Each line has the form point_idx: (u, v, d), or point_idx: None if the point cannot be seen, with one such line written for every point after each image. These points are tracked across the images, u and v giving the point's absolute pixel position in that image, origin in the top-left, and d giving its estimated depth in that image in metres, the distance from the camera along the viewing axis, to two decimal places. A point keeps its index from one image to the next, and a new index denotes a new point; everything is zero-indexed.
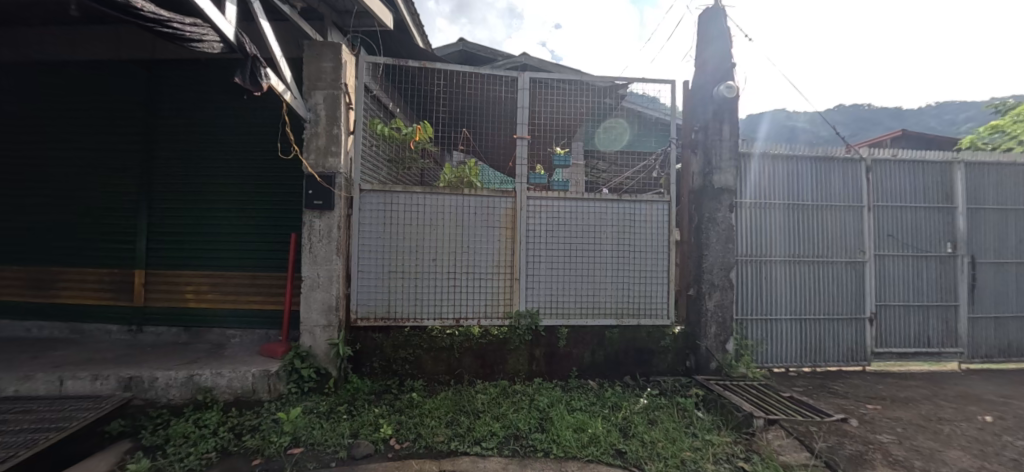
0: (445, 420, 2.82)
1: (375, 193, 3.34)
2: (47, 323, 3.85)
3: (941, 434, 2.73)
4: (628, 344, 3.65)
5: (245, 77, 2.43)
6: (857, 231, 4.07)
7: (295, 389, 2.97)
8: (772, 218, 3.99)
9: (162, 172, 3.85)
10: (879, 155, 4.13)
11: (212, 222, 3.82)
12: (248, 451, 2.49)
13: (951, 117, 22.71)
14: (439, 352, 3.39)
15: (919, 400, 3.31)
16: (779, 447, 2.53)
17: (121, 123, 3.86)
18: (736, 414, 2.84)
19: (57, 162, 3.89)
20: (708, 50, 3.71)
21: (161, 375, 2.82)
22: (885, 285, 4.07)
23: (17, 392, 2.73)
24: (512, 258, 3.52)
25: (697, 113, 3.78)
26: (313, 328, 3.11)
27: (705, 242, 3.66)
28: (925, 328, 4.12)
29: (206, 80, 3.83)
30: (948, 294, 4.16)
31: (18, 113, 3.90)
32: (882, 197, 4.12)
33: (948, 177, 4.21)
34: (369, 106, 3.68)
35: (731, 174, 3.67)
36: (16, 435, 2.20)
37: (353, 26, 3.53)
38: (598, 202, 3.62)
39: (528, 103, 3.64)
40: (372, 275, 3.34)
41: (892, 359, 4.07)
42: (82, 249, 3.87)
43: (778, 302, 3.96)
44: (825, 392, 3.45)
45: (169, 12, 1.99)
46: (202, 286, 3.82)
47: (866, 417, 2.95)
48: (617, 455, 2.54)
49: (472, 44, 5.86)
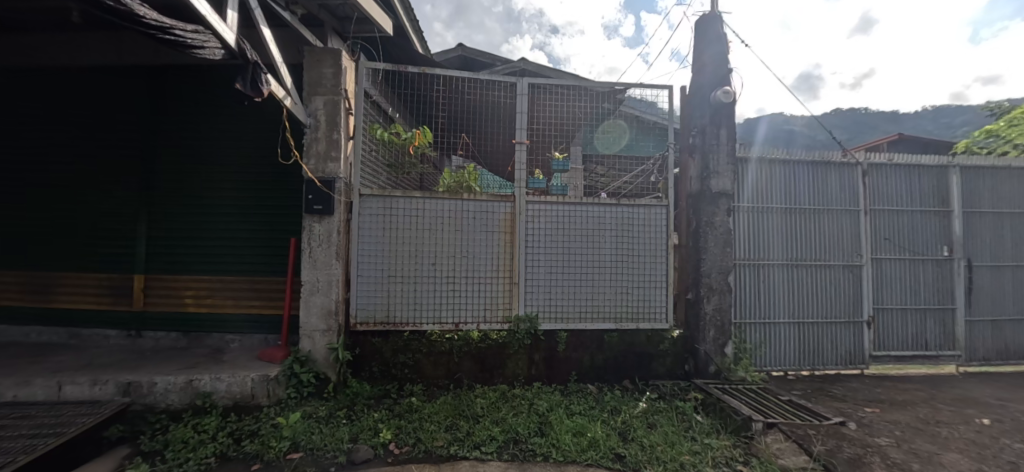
0: (445, 425, 2.82)
1: (375, 198, 3.36)
2: (46, 327, 3.85)
3: (938, 437, 2.74)
4: (627, 348, 3.66)
5: (245, 83, 2.44)
6: (855, 234, 4.10)
7: (294, 394, 2.98)
8: (771, 222, 4.01)
9: (162, 176, 3.85)
10: (875, 160, 4.17)
11: (212, 226, 3.83)
12: (248, 456, 2.48)
13: (948, 120, 22.78)
14: (439, 356, 3.39)
15: (917, 403, 3.31)
16: (778, 450, 2.52)
17: (122, 128, 3.88)
18: (735, 418, 2.85)
19: (56, 167, 3.90)
20: (704, 53, 3.75)
21: (161, 380, 2.83)
22: (883, 287, 4.10)
23: (16, 398, 2.71)
24: (512, 262, 3.53)
25: (695, 117, 3.80)
26: (313, 332, 3.13)
27: (704, 246, 3.68)
28: (923, 331, 4.13)
29: (207, 84, 3.86)
30: (945, 296, 4.18)
31: (18, 117, 3.91)
32: (878, 201, 4.15)
33: (944, 180, 4.24)
34: (369, 111, 3.70)
35: (729, 179, 3.69)
36: (16, 440, 2.20)
37: (353, 33, 3.62)
38: (597, 206, 3.64)
39: (528, 109, 3.65)
40: (371, 279, 3.34)
41: (890, 362, 4.09)
42: (81, 254, 3.87)
43: (776, 305, 3.97)
44: (824, 395, 3.45)
45: (171, 19, 2.01)
46: (203, 290, 3.82)
47: (865, 420, 2.96)
48: (618, 459, 2.54)
49: (471, 50, 5.92)
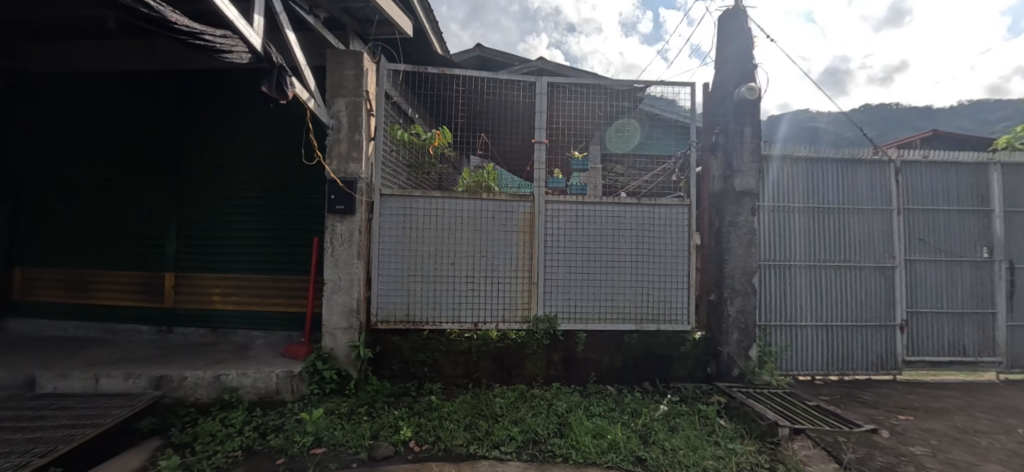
0: (464, 424, 2.83)
1: (395, 198, 3.40)
2: (82, 323, 4.01)
3: (977, 447, 2.61)
4: (647, 350, 3.60)
5: (271, 86, 2.50)
6: (886, 235, 3.94)
7: (317, 391, 3.04)
8: (797, 222, 3.90)
9: (190, 177, 3.98)
10: (909, 157, 4.00)
11: (236, 226, 3.94)
12: (272, 450, 2.54)
13: (986, 116, 21.71)
14: (458, 355, 3.41)
15: (953, 411, 3.17)
16: (805, 457, 2.45)
17: (154, 131, 4.02)
18: (760, 423, 2.77)
19: (92, 168, 4.07)
20: (728, 49, 3.66)
21: (190, 374, 2.92)
22: (916, 289, 3.94)
23: (55, 389, 2.84)
24: (531, 262, 3.52)
25: (717, 114, 3.72)
26: (334, 330, 3.19)
27: (727, 246, 3.60)
28: (959, 336, 3.96)
29: (233, 88, 3.96)
30: (984, 300, 3.99)
31: (57, 121, 4.10)
32: (911, 200, 3.99)
33: (983, 179, 4.04)
34: (389, 112, 3.74)
35: (753, 177, 3.59)
36: (56, 430, 2.30)
37: (374, 34, 3.66)
38: (617, 206, 3.59)
39: (546, 108, 3.61)
40: (391, 279, 3.39)
41: (925, 368, 3.92)
42: (115, 252, 4.03)
43: (803, 307, 3.86)
44: (854, 401, 3.33)
45: (201, 24, 2.07)
46: (229, 288, 3.93)
47: (898, 427, 2.85)
48: (638, 462, 2.50)
49: (488, 50, 5.93)
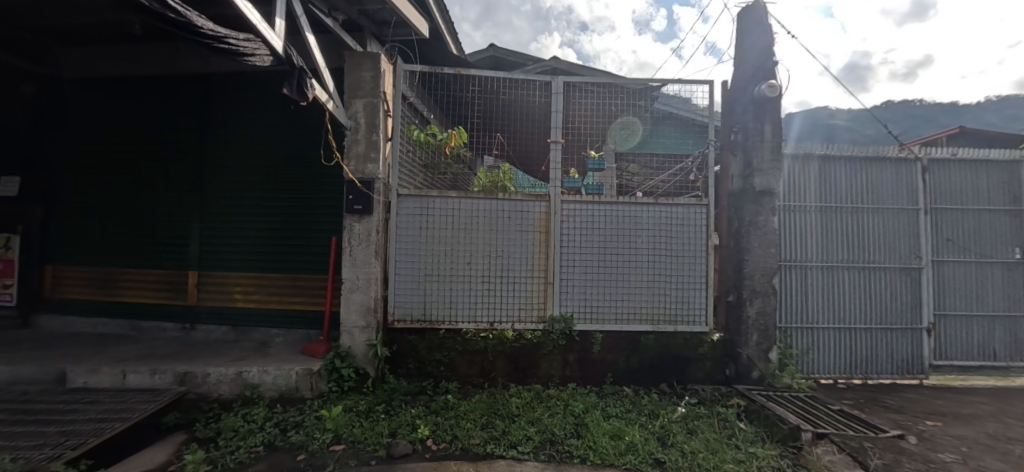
0: (480, 423, 2.84)
1: (412, 198, 3.42)
2: (110, 320, 4.14)
3: (1011, 455, 2.52)
4: (664, 351, 3.57)
5: (292, 88, 2.54)
6: (912, 235, 3.83)
7: (335, 388, 3.08)
8: (818, 221, 3.82)
9: (212, 178, 4.07)
10: (936, 154, 3.88)
11: (256, 226, 4.02)
12: (293, 446, 2.58)
13: (1016, 112, 20.94)
14: (474, 354, 3.42)
15: (984, 417, 3.07)
16: (829, 463, 2.39)
17: (177, 133, 4.12)
18: (781, 427, 2.72)
19: (119, 169, 4.20)
20: (748, 46, 3.60)
21: (213, 371, 2.99)
22: (944, 291, 3.83)
23: (86, 383, 2.94)
24: (547, 262, 3.51)
25: (736, 113, 3.66)
26: (352, 329, 3.23)
27: (746, 247, 3.55)
28: (990, 340, 3.83)
29: (253, 90, 4.04)
30: (1016, 303, 3.85)
31: (86, 124, 4.23)
32: (939, 199, 3.87)
33: (1016, 177, 3.91)
34: (406, 113, 3.77)
35: (774, 176, 3.52)
36: (87, 424, 2.38)
37: (391, 36, 3.69)
38: (634, 206, 3.56)
39: (562, 107, 3.62)
40: (408, 278, 3.42)
41: (953, 372, 3.81)
42: (140, 251, 4.15)
43: (824, 309, 3.78)
44: (878, 406, 3.25)
45: (225, 28, 2.12)
46: (249, 287, 4.01)
47: (925, 434, 2.77)
48: (657, 464, 2.48)
49: (502, 49, 5.95)
